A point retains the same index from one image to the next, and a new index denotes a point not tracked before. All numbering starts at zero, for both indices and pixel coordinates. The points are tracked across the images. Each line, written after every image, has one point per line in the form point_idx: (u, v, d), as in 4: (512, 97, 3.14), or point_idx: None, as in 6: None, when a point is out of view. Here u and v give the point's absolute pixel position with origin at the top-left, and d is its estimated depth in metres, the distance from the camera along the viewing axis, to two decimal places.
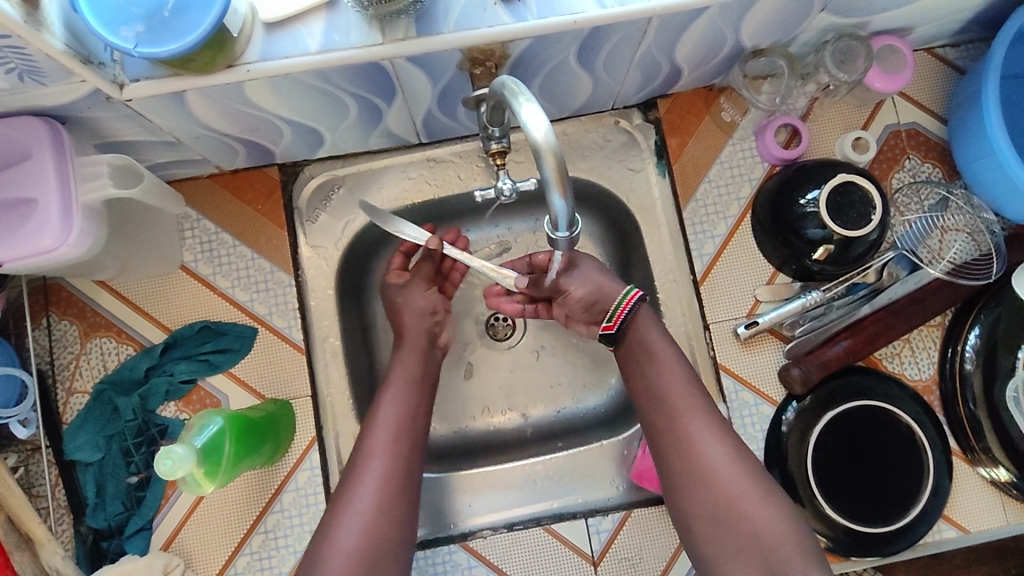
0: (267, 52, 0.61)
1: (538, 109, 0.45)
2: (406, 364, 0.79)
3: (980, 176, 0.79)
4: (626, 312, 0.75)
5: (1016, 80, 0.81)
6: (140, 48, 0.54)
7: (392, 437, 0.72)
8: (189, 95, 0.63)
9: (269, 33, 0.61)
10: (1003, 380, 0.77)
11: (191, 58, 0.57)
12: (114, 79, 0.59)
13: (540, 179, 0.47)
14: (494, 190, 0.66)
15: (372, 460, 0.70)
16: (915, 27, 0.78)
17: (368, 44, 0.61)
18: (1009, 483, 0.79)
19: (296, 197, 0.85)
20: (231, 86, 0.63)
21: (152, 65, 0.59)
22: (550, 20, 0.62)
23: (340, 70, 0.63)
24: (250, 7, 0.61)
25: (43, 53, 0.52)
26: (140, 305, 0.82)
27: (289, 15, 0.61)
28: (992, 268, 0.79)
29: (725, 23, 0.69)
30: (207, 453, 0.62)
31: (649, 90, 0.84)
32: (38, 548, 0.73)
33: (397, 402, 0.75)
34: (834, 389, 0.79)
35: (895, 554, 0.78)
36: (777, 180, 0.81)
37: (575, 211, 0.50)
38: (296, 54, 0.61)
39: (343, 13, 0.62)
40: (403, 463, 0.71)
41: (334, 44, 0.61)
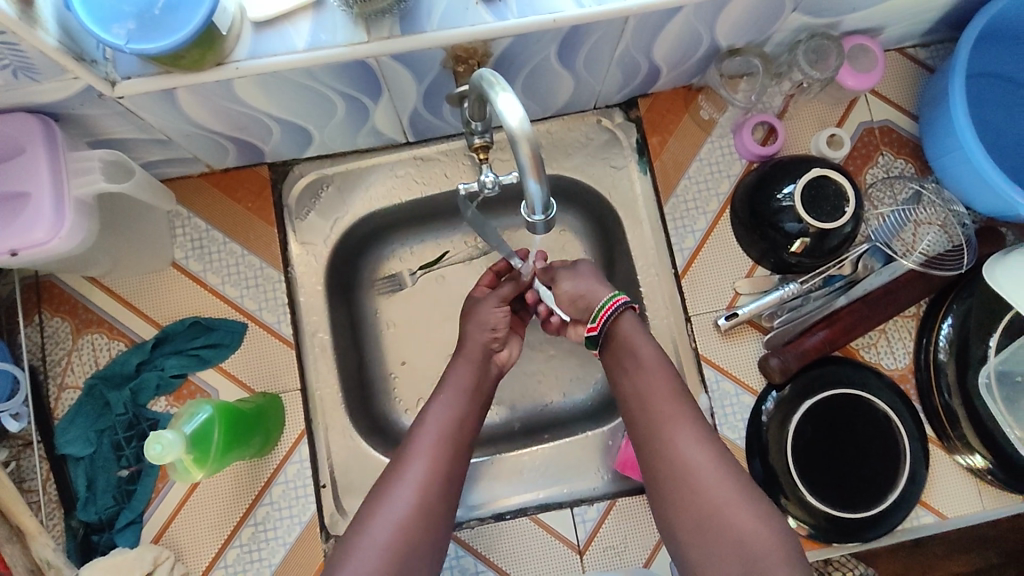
0: (255, 50, 0.63)
1: (514, 98, 0.47)
2: (463, 369, 0.78)
3: (950, 170, 0.82)
4: (608, 315, 0.75)
5: (980, 78, 0.84)
6: (132, 44, 0.56)
7: (436, 441, 0.71)
8: (179, 92, 0.65)
9: (257, 31, 0.63)
10: (975, 368, 0.79)
11: (181, 54, 0.59)
12: (106, 77, 0.61)
13: (516, 165, 0.49)
14: (477, 183, 0.68)
15: (415, 460, 0.69)
16: (885, 27, 0.81)
17: (354, 42, 0.63)
18: (986, 470, 0.81)
19: (285, 195, 0.87)
20: (220, 83, 0.65)
21: (143, 62, 0.61)
22: (530, 19, 0.64)
23: (327, 68, 0.65)
24: (239, 6, 0.63)
25: (37, 49, 0.54)
26: (131, 302, 0.83)
27: (277, 14, 0.63)
28: (963, 260, 0.81)
29: (701, 22, 0.72)
30: (196, 440, 0.64)
31: (630, 89, 0.86)
32: (29, 539, 0.74)
33: (448, 406, 0.74)
34: (813, 379, 0.81)
35: (875, 540, 0.80)
36: (755, 176, 0.83)
37: (550, 195, 0.52)
38: (285, 52, 0.63)
39: (329, 12, 0.64)
40: (444, 469, 0.70)
41: (321, 43, 0.63)
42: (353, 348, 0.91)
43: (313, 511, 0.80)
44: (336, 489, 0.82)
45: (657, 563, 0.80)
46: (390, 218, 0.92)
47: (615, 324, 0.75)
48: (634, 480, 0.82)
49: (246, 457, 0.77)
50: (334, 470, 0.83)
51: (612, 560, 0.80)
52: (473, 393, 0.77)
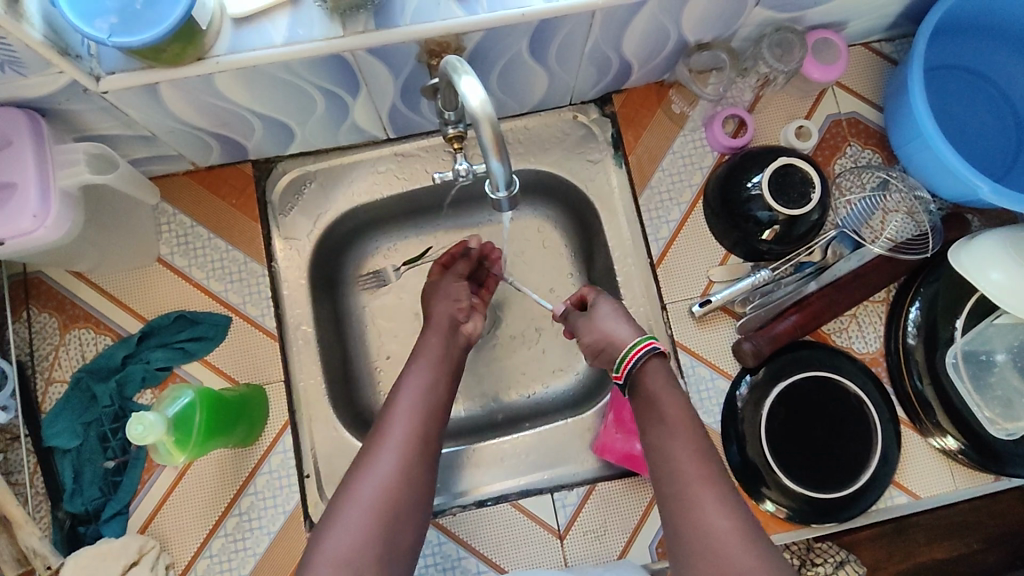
0: (234, 45, 0.65)
1: (477, 81, 0.50)
2: (431, 341, 0.81)
3: (915, 158, 0.85)
4: (632, 363, 0.74)
5: (941, 70, 0.87)
6: (114, 38, 0.58)
7: (413, 405, 0.73)
8: (162, 88, 0.67)
9: (237, 27, 0.66)
10: (943, 349, 0.82)
11: (161, 48, 0.61)
12: (91, 72, 0.63)
13: (479, 145, 0.51)
14: (451, 173, 0.70)
15: (394, 424, 0.72)
16: (847, 22, 0.84)
17: (329, 37, 0.66)
18: (957, 451, 0.82)
19: (268, 191, 0.89)
20: (202, 78, 0.67)
21: (127, 57, 0.64)
22: (499, 14, 0.67)
23: (304, 62, 0.68)
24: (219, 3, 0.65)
25: (22, 43, 0.56)
26: (118, 297, 0.85)
27: (256, 11, 0.66)
28: (929, 244, 0.84)
29: (666, 17, 0.75)
30: (178, 423, 0.65)
31: (603, 85, 0.89)
32: (15, 531, 0.75)
33: (421, 373, 0.77)
34: (786, 363, 0.83)
35: (850, 520, 0.81)
36: (726, 166, 0.86)
37: (513, 174, 0.55)
38: (263, 46, 0.65)
39: (306, 9, 0.66)
40: (424, 433, 0.72)
41: (298, 38, 0.66)
42: (336, 342, 0.92)
43: (296, 501, 0.82)
44: (320, 479, 0.83)
45: (632, 554, 0.81)
46: (372, 214, 0.94)
47: (639, 371, 0.74)
48: (613, 465, 0.83)
49: (229, 445, 0.79)
50: (317, 460, 0.84)
51: (592, 545, 0.81)
52: (444, 362, 0.79)
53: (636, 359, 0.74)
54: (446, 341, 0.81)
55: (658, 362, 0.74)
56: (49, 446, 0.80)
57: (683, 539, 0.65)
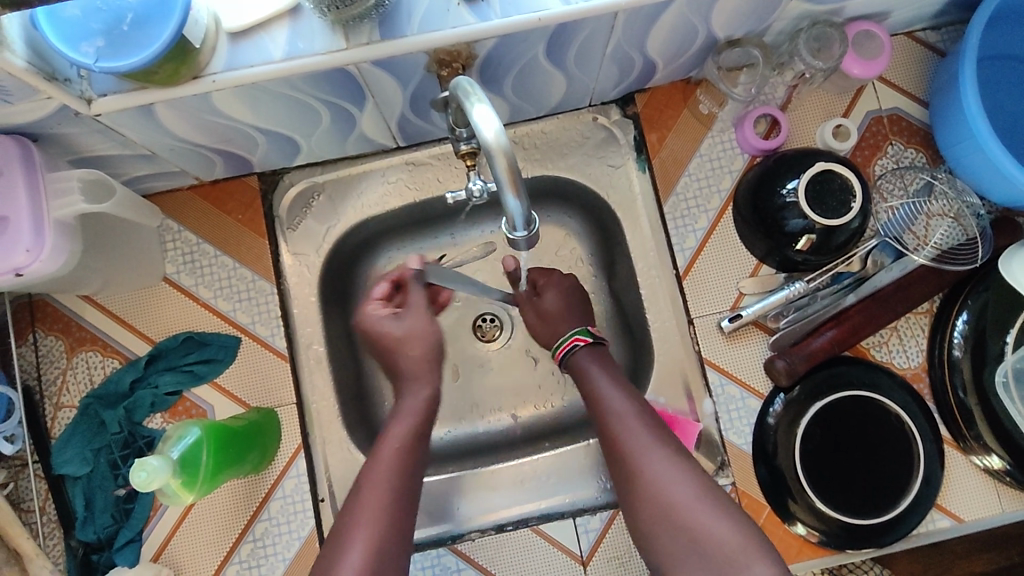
0: (231, 62, 0.61)
1: (490, 109, 0.45)
2: (411, 398, 0.72)
3: (963, 159, 0.78)
4: (566, 351, 0.77)
5: (993, 61, 0.81)
6: (101, 63, 0.54)
7: (385, 485, 0.64)
8: (157, 108, 0.63)
9: (233, 42, 0.62)
10: (992, 365, 0.76)
11: (153, 70, 0.58)
12: (82, 95, 0.60)
13: (493, 180, 0.46)
14: (464, 192, 0.66)
15: (370, 502, 0.63)
16: (891, 12, 0.78)
17: (332, 50, 0.61)
18: (1003, 471, 0.77)
19: (275, 205, 0.85)
20: (198, 97, 0.63)
21: (117, 79, 0.60)
22: (513, 19, 0.62)
23: (305, 77, 0.63)
24: (213, 16, 0.61)
25: (5, 71, 0.52)
26: (125, 318, 0.82)
27: (252, 25, 0.61)
28: (978, 254, 0.78)
29: (695, 14, 0.69)
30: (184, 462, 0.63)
31: (625, 85, 0.83)
32: (27, 563, 0.74)
33: (399, 445, 0.67)
34: (821, 382, 0.78)
35: (889, 546, 0.77)
36: (758, 170, 0.80)
37: (532, 210, 0.50)
38: (262, 64, 0.61)
39: (306, 19, 0.62)
40: (401, 496, 0.64)
41: (298, 52, 0.61)
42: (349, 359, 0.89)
43: (312, 526, 0.79)
44: (335, 504, 0.81)
45: None
46: (384, 225, 0.90)
47: (571, 360, 0.76)
48: None
49: (241, 472, 0.76)
50: (332, 484, 0.82)
51: (618, 571, 0.78)
52: (426, 416, 0.71)
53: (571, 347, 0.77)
54: (432, 380, 0.73)
55: (586, 353, 0.76)
56: (59, 474, 0.78)
57: (652, 511, 0.62)
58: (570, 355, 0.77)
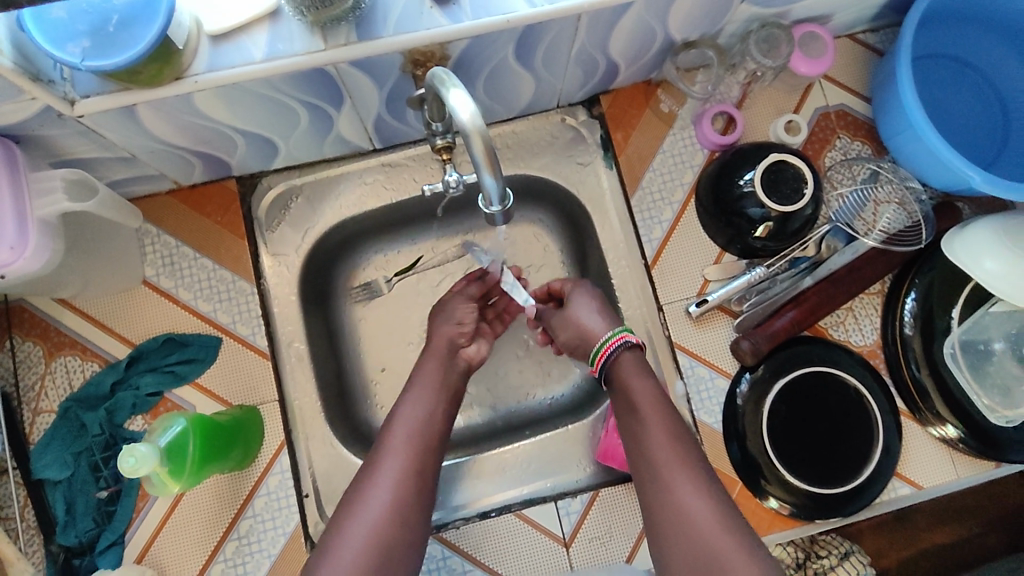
0: (213, 63, 0.64)
1: (466, 94, 0.48)
2: (426, 364, 0.79)
3: (905, 148, 0.84)
4: (608, 354, 0.76)
5: (928, 60, 0.87)
6: (86, 61, 0.56)
7: (405, 444, 0.71)
8: (140, 109, 0.65)
9: (214, 45, 0.64)
10: (940, 339, 0.82)
11: (138, 70, 0.60)
12: (65, 96, 0.61)
13: (471, 161, 0.50)
14: (441, 184, 0.69)
15: (390, 458, 0.70)
16: (832, 15, 0.84)
17: (311, 51, 0.64)
18: (958, 440, 0.82)
19: (254, 207, 0.87)
20: (180, 98, 0.65)
21: (102, 80, 0.62)
22: (484, 21, 0.66)
23: (285, 78, 0.66)
24: (195, 19, 0.64)
25: None
26: (104, 321, 0.83)
27: (231, 28, 0.64)
28: (922, 235, 0.84)
29: (652, 17, 0.74)
30: (170, 452, 0.63)
31: (590, 86, 0.88)
32: (8, 567, 0.74)
33: (418, 409, 0.75)
34: (783, 361, 0.83)
35: (854, 514, 0.81)
36: (716, 164, 0.85)
37: (507, 187, 0.54)
38: (242, 64, 0.64)
39: (286, 22, 0.65)
40: (418, 462, 0.71)
41: (279, 53, 0.64)
42: (329, 357, 0.91)
43: (296, 522, 0.80)
44: (319, 498, 0.82)
45: (639, 558, 0.80)
46: (362, 225, 0.92)
47: (615, 362, 0.75)
48: (617, 470, 0.83)
49: (225, 468, 0.77)
50: (315, 479, 0.83)
51: (598, 551, 0.80)
52: (447, 382, 0.78)
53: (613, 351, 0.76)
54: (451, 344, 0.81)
55: (633, 356, 0.75)
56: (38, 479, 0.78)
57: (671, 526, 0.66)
58: (612, 359, 0.76)
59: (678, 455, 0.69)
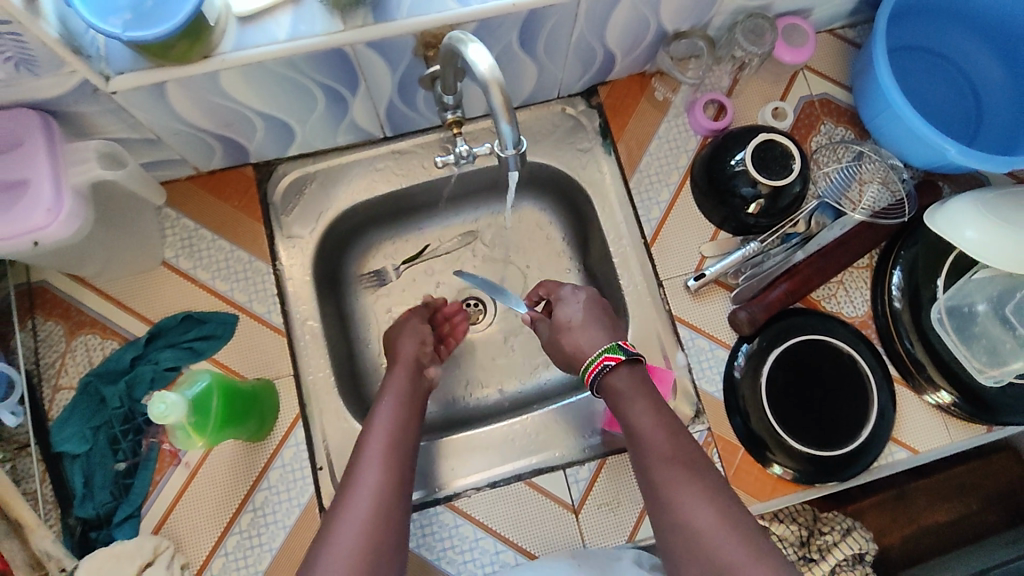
0: (240, 42, 0.69)
1: (482, 49, 0.53)
2: (393, 381, 0.82)
3: (886, 129, 0.90)
4: (596, 373, 0.75)
5: (902, 51, 0.93)
6: (127, 33, 0.60)
7: (383, 443, 0.73)
8: (169, 87, 0.69)
9: (241, 26, 0.69)
10: (927, 307, 0.86)
11: (171, 45, 0.64)
12: (101, 72, 0.66)
13: (489, 111, 0.54)
14: (452, 156, 0.75)
15: (372, 455, 0.71)
16: (812, 8, 0.90)
17: (331, 32, 0.69)
18: (952, 404, 0.85)
19: (270, 192, 0.91)
20: (208, 76, 0.69)
21: (135, 58, 0.66)
22: (491, 4, 0.71)
23: (306, 58, 0.71)
24: (224, 3, 0.69)
25: (39, 41, 0.58)
26: (123, 301, 0.86)
27: (256, 12, 0.69)
28: (905, 210, 0.89)
29: (645, 6, 0.80)
30: (195, 407, 0.65)
31: (589, 77, 0.93)
32: (28, 534, 0.75)
33: (392, 416, 0.77)
34: (779, 331, 0.86)
35: (855, 478, 0.84)
36: (709, 148, 0.90)
37: (521, 135, 0.58)
38: (267, 43, 0.69)
39: (307, 6, 0.70)
40: (395, 469, 0.71)
41: (300, 33, 0.69)
42: (340, 339, 0.93)
43: (311, 492, 0.82)
44: (332, 471, 0.84)
45: (639, 537, 0.81)
46: (372, 211, 0.96)
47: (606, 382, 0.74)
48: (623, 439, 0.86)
49: (240, 437, 0.79)
50: (329, 452, 0.84)
51: (607, 518, 0.82)
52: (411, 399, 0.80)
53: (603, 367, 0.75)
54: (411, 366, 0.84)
55: (625, 373, 0.74)
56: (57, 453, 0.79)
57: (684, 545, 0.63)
58: (603, 376, 0.75)
59: (671, 471, 0.67)
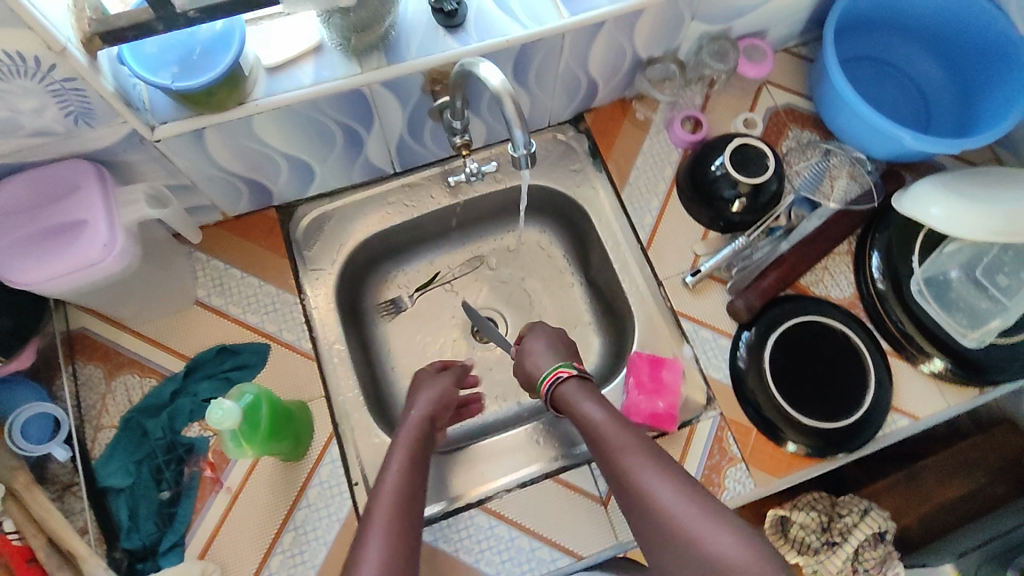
0: (270, 89, 0.77)
1: (492, 67, 0.63)
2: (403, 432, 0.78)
3: (846, 126, 0.99)
4: (552, 381, 0.81)
5: (852, 61, 1.04)
6: (176, 83, 0.68)
7: (387, 504, 0.65)
8: (206, 132, 0.77)
9: (271, 75, 0.78)
10: (907, 282, 0.93)
11: (212, 93, 0.71)
12: (147, 123, 0.73)
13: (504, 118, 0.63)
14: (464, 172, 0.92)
15: (378, 522, 0.63)
16: (767, 30, 1.01)
17: (350, 75, 0.78)
18: (945, 370, 0.91)
19: (292, 231, 0.98)
20: (242, 121, 0.77)
21: (177, 108, 0.74)
22: (488, 42, 0.81)
23: (328, 99, 0.79)
24: (255, 57, 0.77)
25: (99, 94, 0.66)
26: (160, 340, 0.90)
27: (282, 64, 0.78)
28: (875, 196, 0.97)
29: (621, 37, 0.90)
30: (247, 416, 0.70)
31: (576, 105, 1.03)
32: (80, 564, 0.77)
33: (402, 472, 0.71)
34: (776, 317, 0.92)
35: (863, 447, 0.88)
36: (690, 158, 0.99)
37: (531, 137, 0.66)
38: (294, 88, 0.77)
39: (327, 55, 0.79)
40: (406, 519, 0.64)
41: (324, 78, 0.78)
42: (363, 364, 0.98)
43: (349, 506, 0.84)
44: (368, 486, 0.86)
45: None
46: (386, 242, 1.03)
47: (561, 394, 0.79)
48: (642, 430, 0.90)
49: (280, 454, 0.82)
50: (364, 467, 0.88)
51: None
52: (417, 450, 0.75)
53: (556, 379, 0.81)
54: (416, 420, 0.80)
55: (576, 383, 0.79)
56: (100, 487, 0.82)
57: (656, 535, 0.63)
58: (558, 384, 0.80)
59: (655, 466, 0.67)
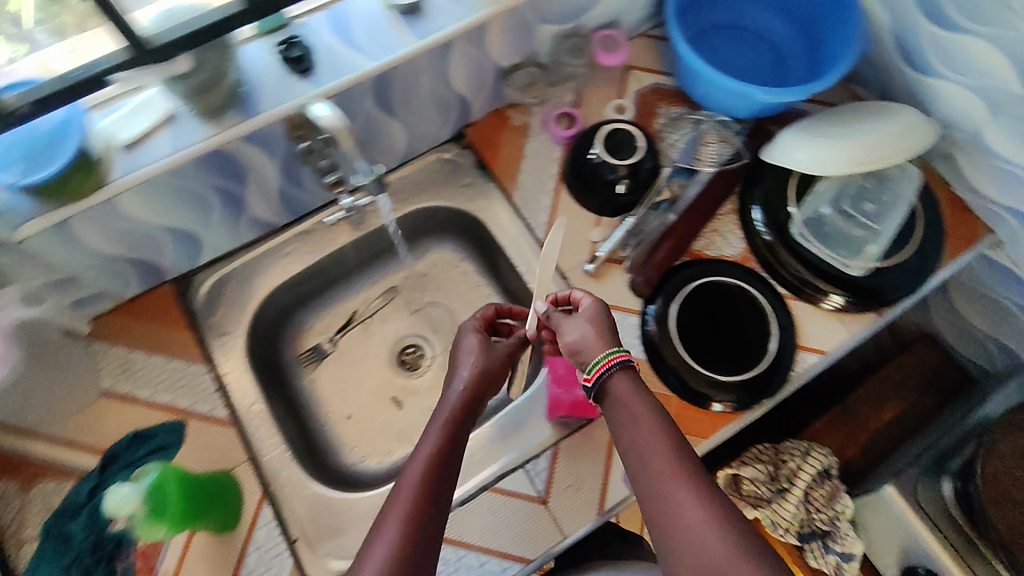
0: (130, 167, 0.76)
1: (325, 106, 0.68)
2: (426, 438, 0.74)
3: (702, 93, 1.02)
4: (602, 370, 0.73)
5: (703, 33, 1.09)
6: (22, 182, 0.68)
7: (398, 532, 0.63)
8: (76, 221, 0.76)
9: (127, 154, 0.77)
10: (790, 228, 0.98)
11: (68, 180, 0.72)
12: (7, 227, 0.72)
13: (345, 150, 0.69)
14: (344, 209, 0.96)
15: (394, 516, 0.65)
16: (617, 19, 1.06)
17: (206, 136, 0.78)
18: (846, 303, 0.95)
19: (192, 300, 0.97)
20: (108, 204, 0.77)
21: (34, 206, 0.73)
22: (341, 80, 0.82)
23: (191, 165, 0.79)
24: (104, 139, 0.76)
25: None
26: (68, 441, 0.87)
27: (135, 138, 0.77)
28: (743, 152, 1.02)
29: (474, 51, 0.92)
30: (153, 496, 0.74)
31: (451, 123, 1.05)
32: None
33: (428, 460, 0.71)
34: (676, 284, 0.96)
35: (779, 392, 0.92)
36: (570, 153, 1.02)
37: None
38: (153, 161, 0.76)
39: (181, 122, 0.79)
40: (429, 507, 0.66)
41: (182, 144, 0.78)
42: (288, 421, 0.97)
43: (290, 566, 0.84)
44: (308, 538, 0.87)
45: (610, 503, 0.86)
46: (292, 294, 1.04)
47: (606, 383, 0.73)
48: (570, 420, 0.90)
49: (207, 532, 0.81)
50: (301, 523, 0.87)
51: (574, 497, 0.86)
52: (454, 424, 0.77)
53: (607, 370, 0.73)
54: (471, 385, 0.82)
55: (626, 375, 0.73)
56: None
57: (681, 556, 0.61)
58: (606, 375, 0.73)
59: (690, 479, 0.64)
